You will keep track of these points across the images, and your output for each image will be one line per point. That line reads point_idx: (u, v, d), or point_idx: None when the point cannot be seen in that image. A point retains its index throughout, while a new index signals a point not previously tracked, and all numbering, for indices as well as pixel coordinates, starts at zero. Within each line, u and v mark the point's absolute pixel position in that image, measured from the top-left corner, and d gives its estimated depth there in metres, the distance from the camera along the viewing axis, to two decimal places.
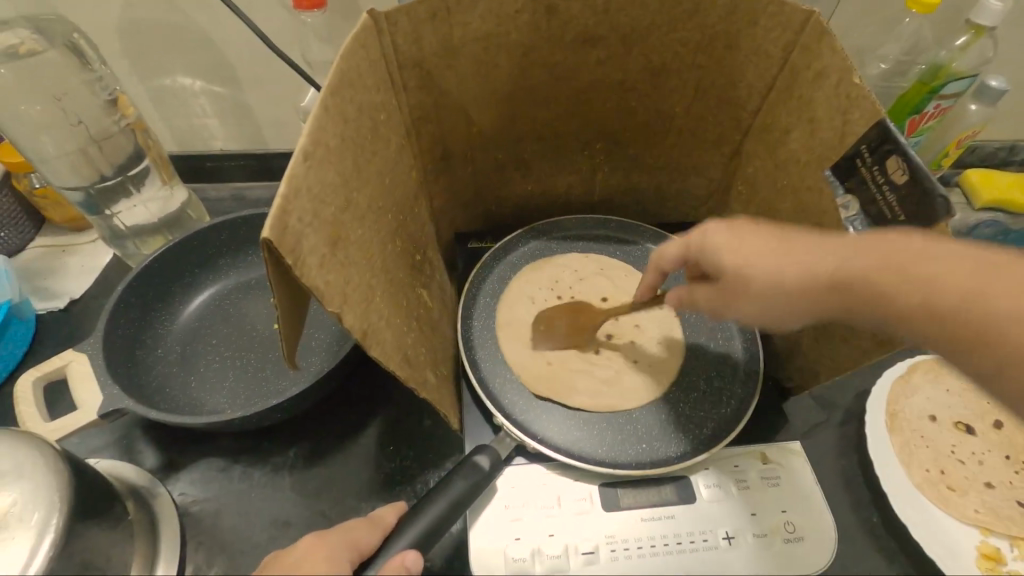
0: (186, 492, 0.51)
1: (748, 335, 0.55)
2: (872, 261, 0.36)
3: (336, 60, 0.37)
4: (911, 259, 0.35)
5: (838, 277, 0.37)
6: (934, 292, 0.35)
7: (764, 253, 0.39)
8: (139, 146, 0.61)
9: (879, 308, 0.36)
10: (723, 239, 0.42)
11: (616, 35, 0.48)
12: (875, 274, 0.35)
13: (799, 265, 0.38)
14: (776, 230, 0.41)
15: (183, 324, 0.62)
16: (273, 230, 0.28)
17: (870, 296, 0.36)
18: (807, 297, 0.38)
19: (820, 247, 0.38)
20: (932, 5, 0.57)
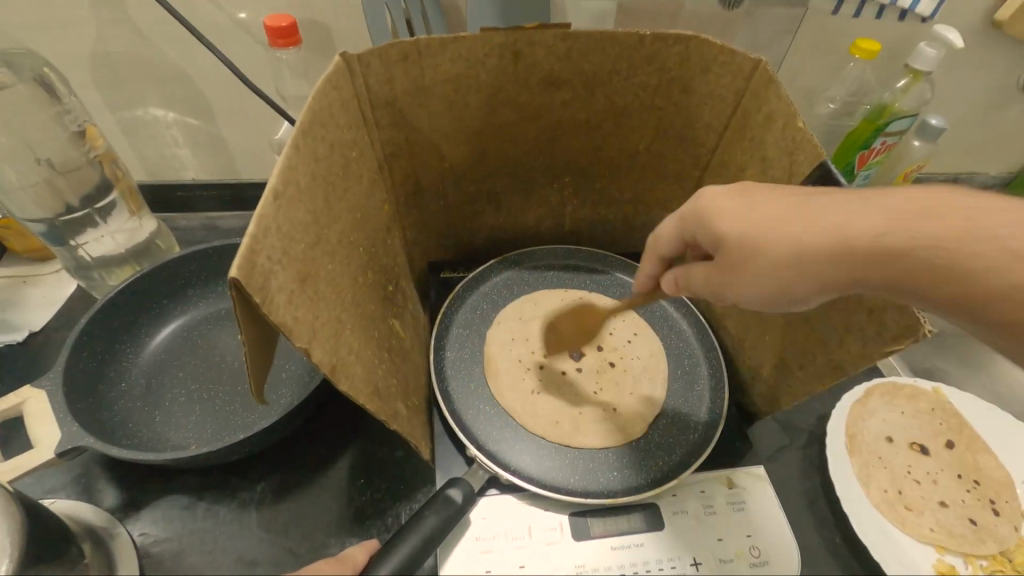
0: (147, 532, 0.50)
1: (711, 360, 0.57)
2: (934, 219, 0.36)
3: (308, 101, 0.38)
4: (865, 232, 0.37)
5: (845, 221, 0.37)
6: (934, 265, 0.35)
7: (790, 222, 0.39)
8: (106, 178, 0.61)
9: (935, 255, 0.35)
10: (728, 205, 0.42)
11: (580, 77, 0.51)
12: (850, 232, 0.37)
13: (783, 207, 0.40)
14: (796, 196, 0.41)
15: (150, 355, 0.61)
16: (241, 270, 0.28)
17: (900, 280, 0.36)
18: (874, 232, 0.37)
19: (866, 219, 0.37)
20: (872, 51, 0.62)
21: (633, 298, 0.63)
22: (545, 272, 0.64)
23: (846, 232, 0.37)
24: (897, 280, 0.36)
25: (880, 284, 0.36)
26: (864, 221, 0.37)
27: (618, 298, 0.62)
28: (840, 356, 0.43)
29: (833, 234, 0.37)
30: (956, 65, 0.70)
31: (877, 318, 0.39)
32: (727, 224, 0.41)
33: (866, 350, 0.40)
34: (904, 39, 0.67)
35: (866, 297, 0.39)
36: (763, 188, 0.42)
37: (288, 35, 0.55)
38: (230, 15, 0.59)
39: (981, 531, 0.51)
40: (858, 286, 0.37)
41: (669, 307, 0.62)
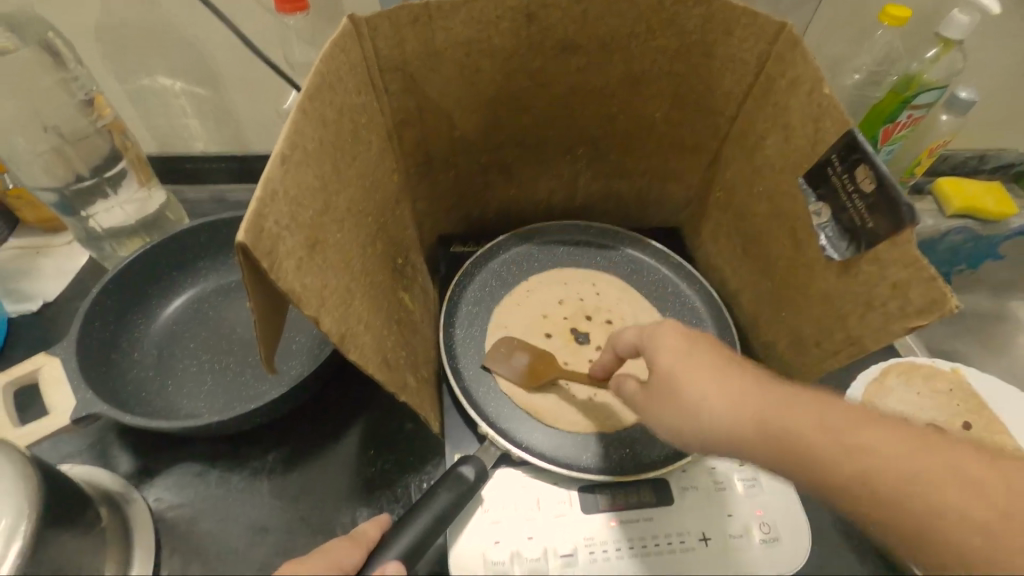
0: (161, 498, 0.51)
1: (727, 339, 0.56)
2: (863, 444, 0.34)
3: (316, 63, 0.37)
4: (801, 441, 0.34)
5: (876, 468, 0.33)
6: (833, 458, 0.34)
7: (711, 384, 0.37)
8: (116, 148, 0.60)
9: (873, 503, 0.33)
10: (687, 376, 0.38)
11: (596, 42, 0.49)
12: (812, 435, 0.34)
13: (763, 405, 0.36)
14: (745, 366, 0.39)
15: (162, 326, 0.62)
16: (248, 234, 0.28)
17: (880, 491, 0.33)
18: (869, 461, 0.33)
19: (823, 443, 0.34)
20: (902, 18, 0.59)
21: (646, 276, 0.62)
22: (556, 249, 0.63)
23: (793, 448, 0.34)
24: (888, 463, 0.33)
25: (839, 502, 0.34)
26: (879, 438, 0.34)
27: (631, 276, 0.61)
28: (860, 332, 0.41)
29: (816, 440, 0.34)
30: (990, 34, 0.67)
31: (899, 294, 0.37)
32: (665, 415, 0.39)
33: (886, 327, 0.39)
34: (936, 5, 0.64)
35: (888, 271, 0.38)
36: (716, 355, 0.39)
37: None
38: None
39: None
40: (773, 463, 0.35)
41: (682, 285, 0.60)
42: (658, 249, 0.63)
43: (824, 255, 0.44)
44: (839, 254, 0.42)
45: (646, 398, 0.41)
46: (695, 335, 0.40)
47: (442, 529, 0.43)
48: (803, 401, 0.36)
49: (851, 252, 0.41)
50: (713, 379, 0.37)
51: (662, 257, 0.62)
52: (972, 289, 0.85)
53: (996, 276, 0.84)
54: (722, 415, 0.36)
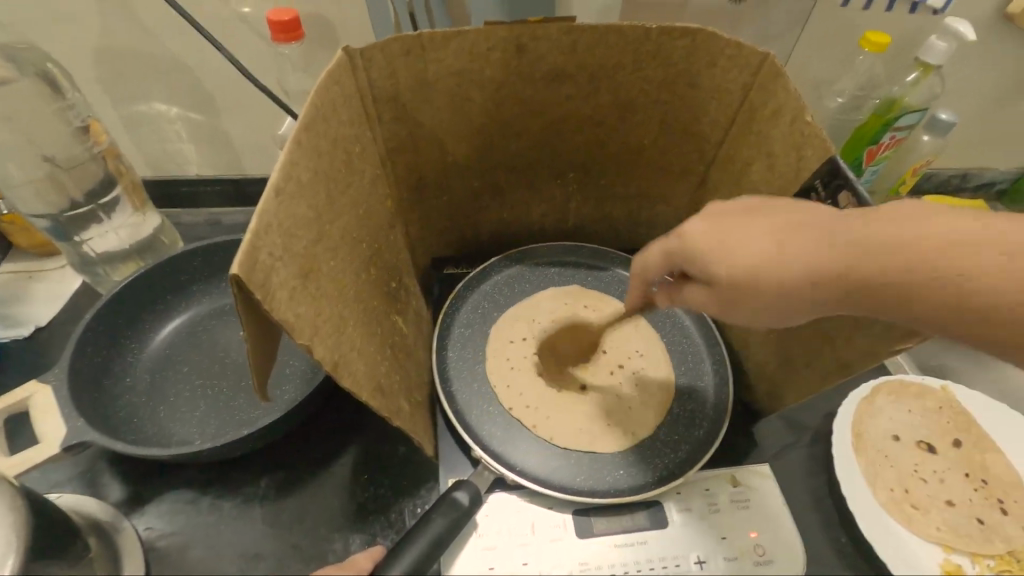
0: (152, 526, 0.50)
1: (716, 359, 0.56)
2: (941, 232, 0.35)
3: (310, 97, 0.38)
4: (908, 275, 0.35)
5: (846, 266, 0.36)
6: (904, 243, 0.35)
7: (759, 257, 0.38)
8: (111, 174, 0.61)
9: (909, 292, 0.35)
10: (757, 241, 0.38)
11: (585, 72, 0.50)
12: (890, 270, 0.35)
13: (837, 262, 0.36)
14: (789, 213, 0.39)
15: (155, 350, 0.62)
16: (242, 267, 0.28)
17: (894, 283, 0.35)
18: (860, 256, 0.36)
19: (899, 229, 0.35)
20: (882, 44, 0.61)
21: None
22: (547, 270, 0.64)
23: (822, 231, 0.37)
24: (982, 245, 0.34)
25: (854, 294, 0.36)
26: (930, 304, 0.35)
27: (622, 296, 0.62)
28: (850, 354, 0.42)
29: (885, 283, 0.35)
30: (966, 60, 0.69)
31: (886, 315, 0.38)
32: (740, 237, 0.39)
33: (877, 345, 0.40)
34: (914, 33, 0.66)
35: None
36: (785, 220, 0.38)
37: (290, 29, 0.54)
38: (234, 10, 0.59)
39: (989, 530, 0.51)
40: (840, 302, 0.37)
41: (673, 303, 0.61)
42: None
43: None
44: None
45: (723, 301, 0.41)
46: (716, 207, 0.42)
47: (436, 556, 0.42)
48: (829, 224, 0.37)
49: None
50: (781, 254, 0.37)
51: None
52: None
53: None
54: (760, 255, 0.38)
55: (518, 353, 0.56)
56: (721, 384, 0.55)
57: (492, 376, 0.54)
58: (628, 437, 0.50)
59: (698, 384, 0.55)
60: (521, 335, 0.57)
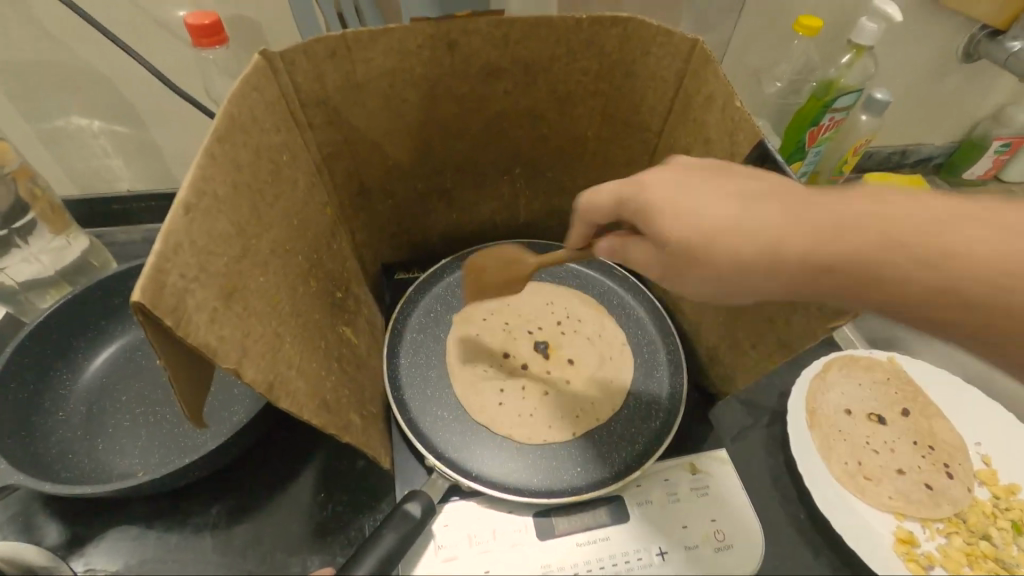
0: (94, 567, 0.47)
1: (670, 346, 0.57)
2: (876, 209, 0.36)
3: (224, 104, 0.36)
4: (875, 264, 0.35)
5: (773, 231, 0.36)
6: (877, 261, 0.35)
7: (712, 213, 0.37)
8: (24, 195, 0.57)
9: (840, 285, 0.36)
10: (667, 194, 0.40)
11: (520, 66, 0.49)
12: (791, 248, 0.36)
13: (781, 217, 0.36)
14: (737, 177, 0.39)
15: (91, 379, 0.58)
16: (146, 293, 0.26)
17: (846, 285, 0.35)
18: (805, 288, 0.36)
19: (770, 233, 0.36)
20: (814, 28, 0.62)
21: (590, 288, 0.62)
22: None
23: (772, 249, 0.36)
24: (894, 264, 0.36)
25: (759, 260, 0.36)
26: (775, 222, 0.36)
27: (577, 289, 0.62)
28: (788, 335, 0.42)
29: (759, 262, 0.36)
30: (896, 39, 0.71)
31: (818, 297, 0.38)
32: (720, 251, 0.37)
33: (810, 327, 0.39)
34: (845, 15, 0.67)
35: None
36: (732, 172, 0.39)
37: (212, 32, 0.51)
38: (151, 14, 0.56)
39: (937, 495, 0.53)
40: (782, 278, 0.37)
41: (627, 297, 0.61)
42: (599, 262, 0.64)
43: None
44: None
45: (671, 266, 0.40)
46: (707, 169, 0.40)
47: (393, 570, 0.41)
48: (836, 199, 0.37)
49: None
50: (729, 216, 0.37)
51: (605, 269, 0.64)
52: None
53: None
54: (729, 222, 0.37)
55: (477, 356, 0.55)
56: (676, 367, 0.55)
57: (449, 380, 0.53)
58: (585, 430, 0.51)
59: (652, 374, 0.55)
60: (476, 337, 0.57)
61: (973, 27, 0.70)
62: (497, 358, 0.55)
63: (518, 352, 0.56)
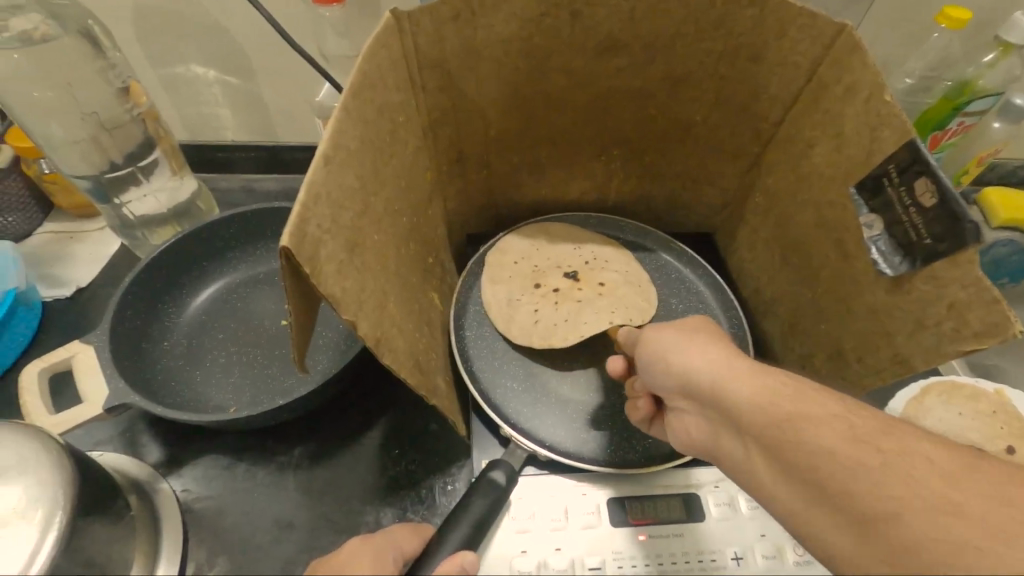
0: (189, 489, 0.51)
1: (734, 321, 0.57)
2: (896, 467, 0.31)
3: (358, 61, 0.36)
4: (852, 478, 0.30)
5: (800, 411, 0.32)
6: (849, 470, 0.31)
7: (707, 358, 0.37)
8: (150, 135, 0.60)
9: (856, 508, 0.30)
10: (703, 366, 0.37)
11: (640, 43, 0.47)
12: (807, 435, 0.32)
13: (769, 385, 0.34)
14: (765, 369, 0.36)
15: (191, 316, 0.62)
16: (292, 239, 0.27)
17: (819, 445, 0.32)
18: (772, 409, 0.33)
19: (816, 411, 0.32)
20: (962, 21, 0.56)
21: (652, 264, 0.62)
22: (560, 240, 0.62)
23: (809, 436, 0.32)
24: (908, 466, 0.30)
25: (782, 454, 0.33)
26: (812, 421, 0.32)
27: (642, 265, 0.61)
28: (909, 350, 0.39)
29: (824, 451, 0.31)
30: None
31: (958, 314, 0.35)
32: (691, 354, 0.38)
33: (940, 346, 0.36)
34: (999, 9, 0.60)
35: (946, 290, 0.36)
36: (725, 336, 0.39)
37: None
38: None
39: None
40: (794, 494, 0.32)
41: (685, 270, 0.61)
42: (659, 237, 0.63)
43: (874, 269, 0.41)
44: (891, 269, 0.39)
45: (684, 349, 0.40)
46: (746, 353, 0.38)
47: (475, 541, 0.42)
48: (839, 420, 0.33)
49: (905, 268, 0.38)
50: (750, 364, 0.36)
51: (664, 244, 0.63)
52: (1014, 305, 0.82)
53: None
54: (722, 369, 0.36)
55: (510, 295, 0.57)
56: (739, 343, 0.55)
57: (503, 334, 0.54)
58: None
59: None
60: (510, 277, 0.58)
61: None
62: (529, 289, 0.57)
63: (550, 282, 0.57)
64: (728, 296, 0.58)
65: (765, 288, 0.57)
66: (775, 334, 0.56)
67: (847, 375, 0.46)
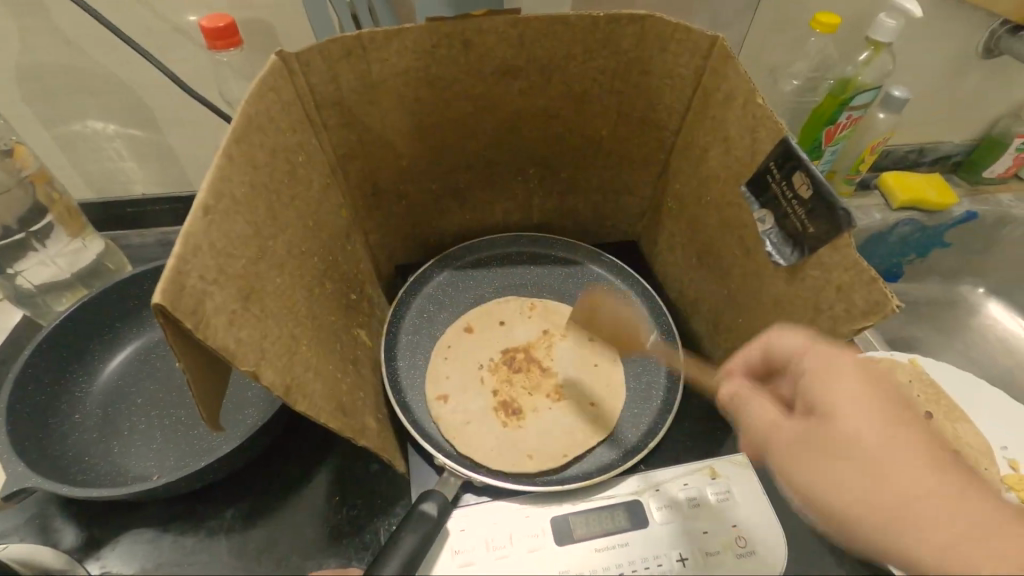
0: (110, 569, 0.47)
1: (662, 325, 0.58)
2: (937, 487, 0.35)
3: (242, 105, 0.36)
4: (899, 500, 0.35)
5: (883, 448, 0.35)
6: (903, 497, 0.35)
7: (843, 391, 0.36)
8: (40, 202, 0.57)
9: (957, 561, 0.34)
10: (829, 401, 0.37)
11: (535, 66, 0.49)
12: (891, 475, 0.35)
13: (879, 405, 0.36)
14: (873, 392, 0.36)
15: (105, 382, 0.58)
16: (166, 295, 0.26)
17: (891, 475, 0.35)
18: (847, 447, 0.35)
19: (899, 472, 0.35)
20: (832, 25, 0.61)
21: (579, 279, 0.63)
22: (488, 267, 0.64)
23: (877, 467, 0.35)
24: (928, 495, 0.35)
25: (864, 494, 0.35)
26: (913, 460, 0.35)
27: (567, 283, 0.63)
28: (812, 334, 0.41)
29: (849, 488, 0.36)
30: (915, 35, 0.70)
31: (845, 296, 0.37)
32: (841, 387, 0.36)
33: (835, 328, 0.38)
34: (863, 12, 0.66)
35: (833, 274, 0.38)
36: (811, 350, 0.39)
37: (227, 35, 0.51)
38: (166, 18, 0.56)
39: None
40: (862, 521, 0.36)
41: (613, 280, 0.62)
42: (587, 250, 0.65)
43: (770, 261, 0.43)
44: (785, 259, 0.42)
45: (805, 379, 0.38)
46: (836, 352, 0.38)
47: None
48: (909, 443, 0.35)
49: (796, 258, 0.41)
50: (853, 395, 0.36)
51: (591, 257, 0.64)
52: (924, 278, 0.87)
53: (945, 264, 0.87)
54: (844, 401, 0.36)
55: (442, 336, 0.57)
56: (669, 344, 0.57)
57: (434, 365, 0.55)
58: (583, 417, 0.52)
59: (649, 357, 0.57)
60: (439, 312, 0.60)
61: (992, 23, 0.69)
62: (459, 331, 0.57)
63: (483, 326, 0.58)
64: (654, 300, 0.60)
65: (689, 289, 0.59)
66: (702, 332, 0.58)
67: None
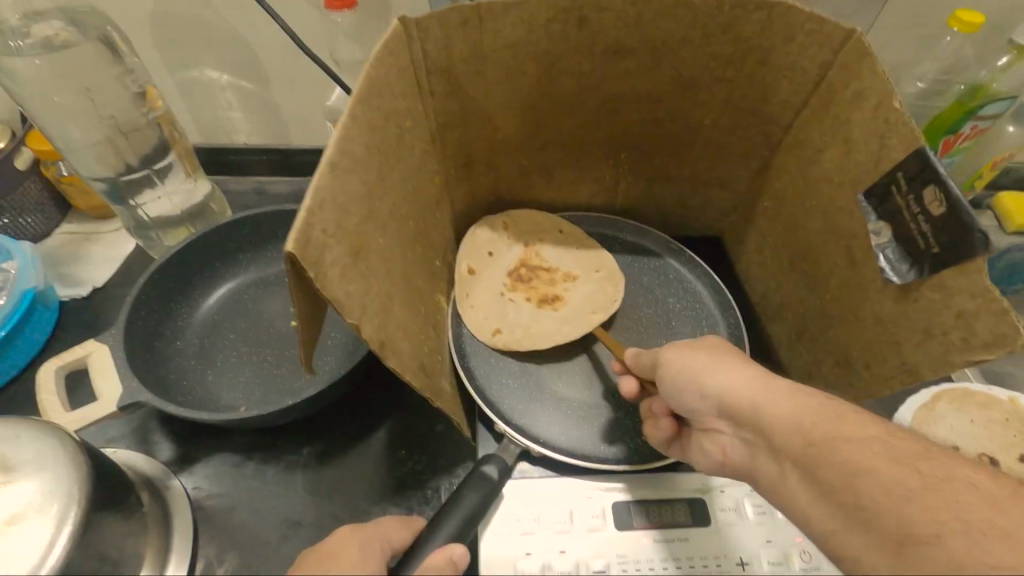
0: (199, 486, 0.52)
1: (728, 319, 0.56)
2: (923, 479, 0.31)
3: (366, 68, 0.37)
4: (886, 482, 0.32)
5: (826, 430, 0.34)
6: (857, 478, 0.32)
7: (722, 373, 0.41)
8: (165, 139, 0.61)
9: (870, 509, 0.31)
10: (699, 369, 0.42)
11: (648, 46, 0.48)
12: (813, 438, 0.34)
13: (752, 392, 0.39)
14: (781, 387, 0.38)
15: (203, 317, 0.63)
16: (297, 244, 0.28)
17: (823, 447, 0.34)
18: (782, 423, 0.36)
19: (825, 431, 0.34)
20: (975, 24, 0.55)
21: (648, 264, 0.62)
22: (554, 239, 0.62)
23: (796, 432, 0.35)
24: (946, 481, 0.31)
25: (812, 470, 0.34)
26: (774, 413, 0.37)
27: (636, 265, 0.62)
28: (915, 358, 0.39)
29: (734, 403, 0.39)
30: None
31: (965, 323, 0.35)
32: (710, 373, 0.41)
33: (946, 355, 0.36)
34: (1010, 12, 0.60)
35: (955, 299, 0.35)
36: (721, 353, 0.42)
37: None
38: None
39: None
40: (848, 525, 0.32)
41: (684, 270, 0.61)
42: (658, 237, 0.63)
43: (881, 277, 0.41)
44: (899, 277, 0.39)
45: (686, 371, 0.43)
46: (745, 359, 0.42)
47: (468, 536, 0.43)
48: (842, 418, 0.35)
49: (913, 276, 0.38)
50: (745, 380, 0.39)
51: (662, 244, 0.63)
52: None
53: None
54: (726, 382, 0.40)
55: (470, 260, 0.59)
56: (735, 344, 0.55)
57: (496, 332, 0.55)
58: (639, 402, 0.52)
59: None
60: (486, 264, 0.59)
61: None
62: (480, 251, 0.60)
63: (503, 254, 0.60)
64: (725, 296, 0.58)
65: (773, 292, 0.57)
66: (782, 338, 0.56)
67: (854, 382, 0.45)
